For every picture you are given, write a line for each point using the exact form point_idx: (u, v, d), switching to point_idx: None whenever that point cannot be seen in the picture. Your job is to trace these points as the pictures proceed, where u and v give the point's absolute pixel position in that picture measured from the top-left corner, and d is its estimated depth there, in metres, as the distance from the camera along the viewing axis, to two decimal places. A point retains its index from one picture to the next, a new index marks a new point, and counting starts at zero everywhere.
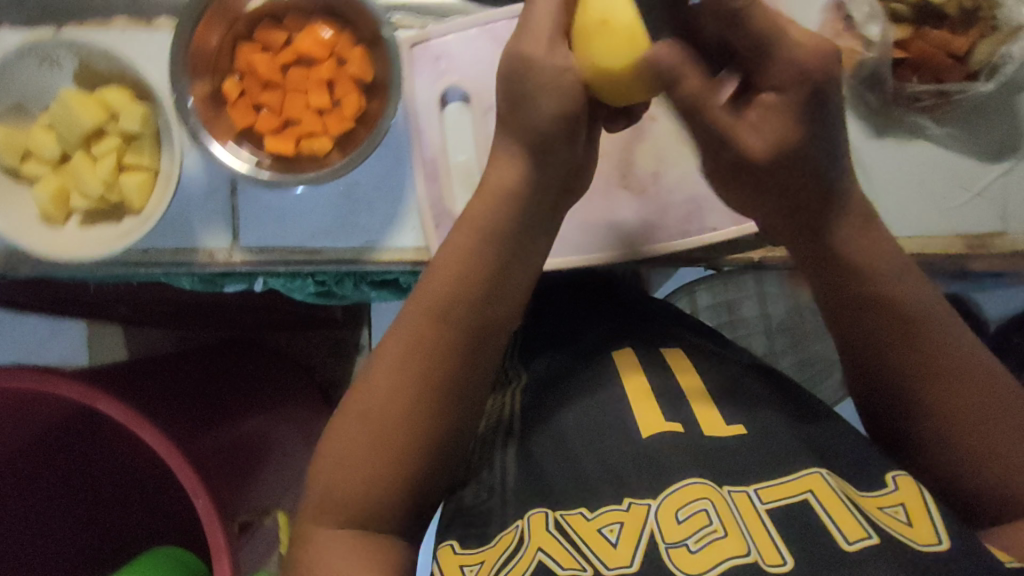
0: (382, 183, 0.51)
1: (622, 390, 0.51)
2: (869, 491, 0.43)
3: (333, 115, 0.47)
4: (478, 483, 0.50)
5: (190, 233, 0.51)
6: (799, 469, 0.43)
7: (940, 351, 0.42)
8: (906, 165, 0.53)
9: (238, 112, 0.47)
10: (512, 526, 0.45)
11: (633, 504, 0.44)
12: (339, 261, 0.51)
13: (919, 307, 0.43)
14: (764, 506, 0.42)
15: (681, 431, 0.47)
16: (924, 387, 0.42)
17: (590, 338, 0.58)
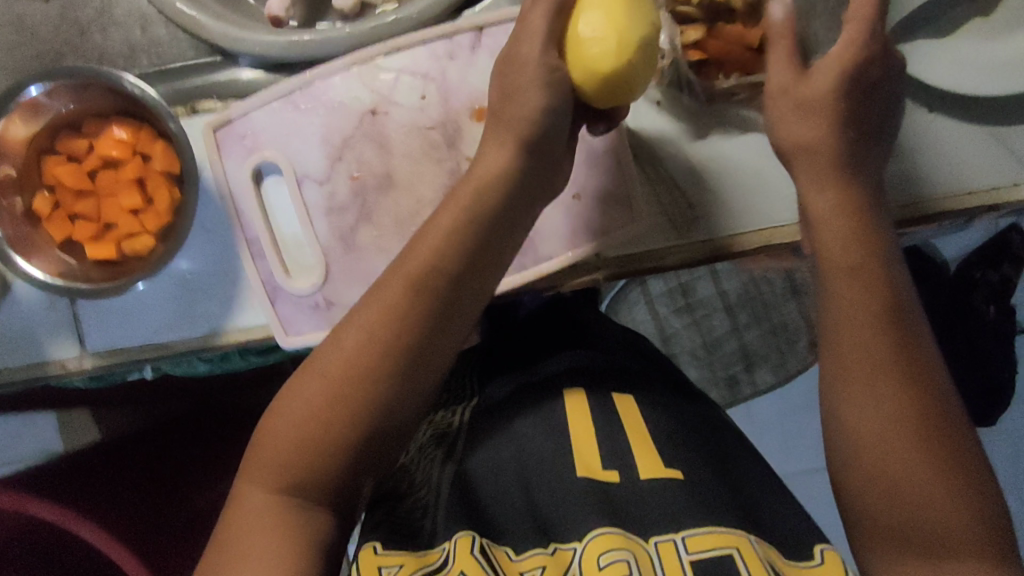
0: (212, 267, 0.48)
1: (568, 437, 0.51)
2: (797, 560, 0.45)
3: (149, 211, 0.46)
4: (415, 500, 0.48)
5: (37, 348, 0.49)
6: (729, 526, 0.44)
7: (896, 353, 0.36)
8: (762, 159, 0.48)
9: (54, 225, 0.46)
10: (439, 547, 0.43)
11: (558, 549, 0.44)
12: (191, 351, 0.49)
13: (877, 289, 0.37)
14: (689, 556, 0.43)
15: (616, 482, 0.49)
16: (865, 375, 0.37)
17: (547, 370, 0.56)
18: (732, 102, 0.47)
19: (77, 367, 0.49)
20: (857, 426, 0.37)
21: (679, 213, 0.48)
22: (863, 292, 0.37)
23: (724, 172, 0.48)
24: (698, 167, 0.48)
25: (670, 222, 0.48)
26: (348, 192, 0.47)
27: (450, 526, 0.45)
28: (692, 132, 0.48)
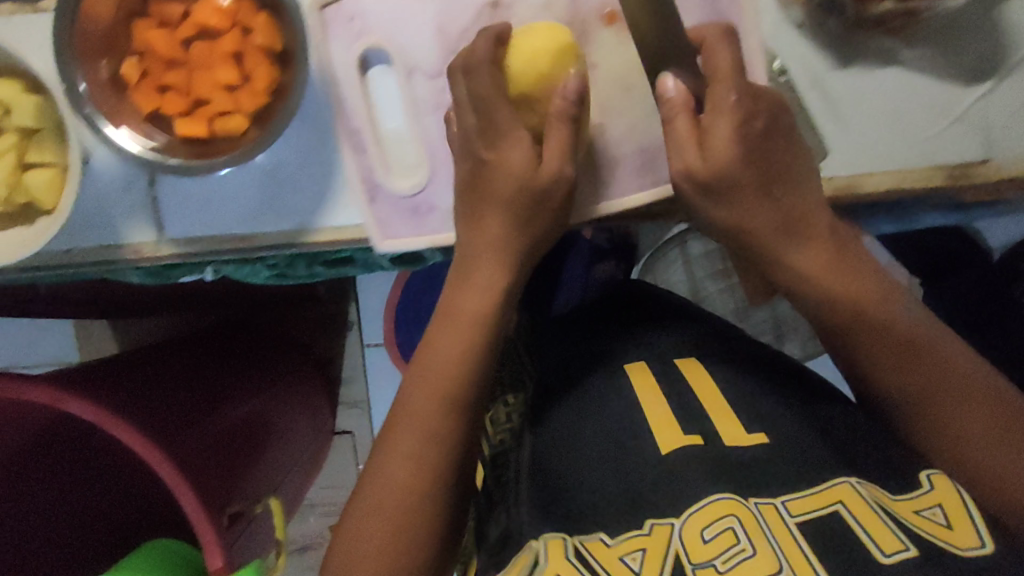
0: (307, 160, 0.45)
1: (641, 405, 0.49)
2: (900, 489, 0.39)
3: (244, 90, 0.42)
4: (498, 520, 0.47)
5: (111, 228, 0.46)
6: (825, 481, 0.40)
7: (948, 367, 0.40)
8: (881, 98, 0.45)
9: (142, 96, 0.42)
10: (527, 548, 0.41)
11: (655, 526, 0.40)
12: (275, 247, 0.46)
13: (948, 356, 0.40)
14: (793, 519, 0.38)
15: (703, 443, 0.44)
16: (954, 400, 0.40)
17: (604, 353, 0.55)
18: (876, 31, 0.44)
19: (153, 254, 0.46)
20: (946, 447, 0.40)
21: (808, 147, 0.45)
22: (931, 362, 0.40)
23: (861, 108, 0.45)
24: (836, 101, 0.45)
25: None
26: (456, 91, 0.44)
27: (537, 529, 0.42)
28: (835, 60, 0.45)
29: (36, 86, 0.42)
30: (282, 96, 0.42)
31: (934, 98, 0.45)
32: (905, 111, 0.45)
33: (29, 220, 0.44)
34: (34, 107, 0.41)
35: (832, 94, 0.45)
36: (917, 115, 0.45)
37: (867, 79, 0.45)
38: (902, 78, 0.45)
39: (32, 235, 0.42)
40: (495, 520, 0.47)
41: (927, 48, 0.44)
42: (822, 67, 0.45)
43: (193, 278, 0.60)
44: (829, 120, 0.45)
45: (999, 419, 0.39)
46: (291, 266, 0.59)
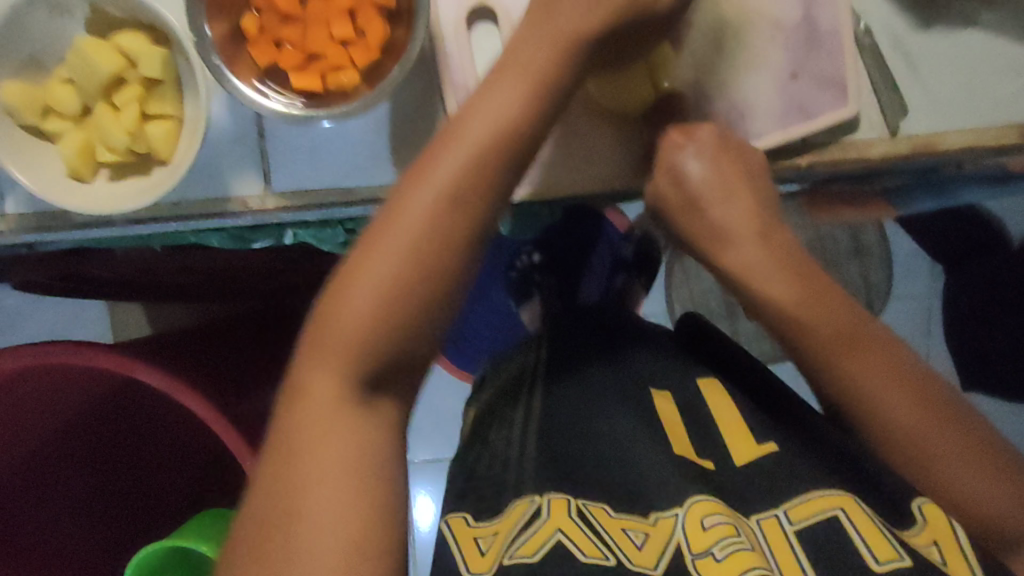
0: (412, 116, 0.47)
1: (655, 413, 0.54)
2: (900, 525, 0.44)
3: (357, 46, 0.44)
4: (494, 457, 0.56)
5: (220, 180, 0.47)
6: (830, 490, 0.46)
7: (881, 367, 0.48)
8: (955, 55, 0.47)
9: (260, 51, 0.44)
10: (528, 499, 0.49)
11: (659, 518, 0.46)
12: (375, 200, 0.48)
13: (879, 357, 0.48)
14: (793, 527, 0.44)
15: (711, 467, 0.50)
16: (885, 393, 0.47)
17: (619, 349, 0.61)
18: None
19: (258, 207, 0.47)
20: (877, 432, 0.47)
21: (890, 104, 0.47)
22: (869, 361, 0.48)
23: (938, 70, 0.47)
24: (916, 62, 0.47)
25: (877, 107, 0.47)
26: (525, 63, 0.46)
27: (539, 484, 0.50)
28: (916, 23, 0.47)
29: (161, 38, 0.43)
30: (393, 53, 0.44)
31: (1010, 58, 0.47)
32: (982, 71, 0.47)
33: (145, 171, 0.45)
34: (158, 58, 0.42)
35: (908, 55, 0.47)
36: (994, 74, 0.47)
37: (946, 40, 0.47)
38: (982, 38, 0.47)
39: (151, 185, 0.43)
40: (491, 452, 0.57)
41: (1001, 14, 0.47)
42: (902, 29, 0.47)
43: (269, 245, 0.62)
44: (905, 76, 0.47)
45: (923, 416, 0.47)
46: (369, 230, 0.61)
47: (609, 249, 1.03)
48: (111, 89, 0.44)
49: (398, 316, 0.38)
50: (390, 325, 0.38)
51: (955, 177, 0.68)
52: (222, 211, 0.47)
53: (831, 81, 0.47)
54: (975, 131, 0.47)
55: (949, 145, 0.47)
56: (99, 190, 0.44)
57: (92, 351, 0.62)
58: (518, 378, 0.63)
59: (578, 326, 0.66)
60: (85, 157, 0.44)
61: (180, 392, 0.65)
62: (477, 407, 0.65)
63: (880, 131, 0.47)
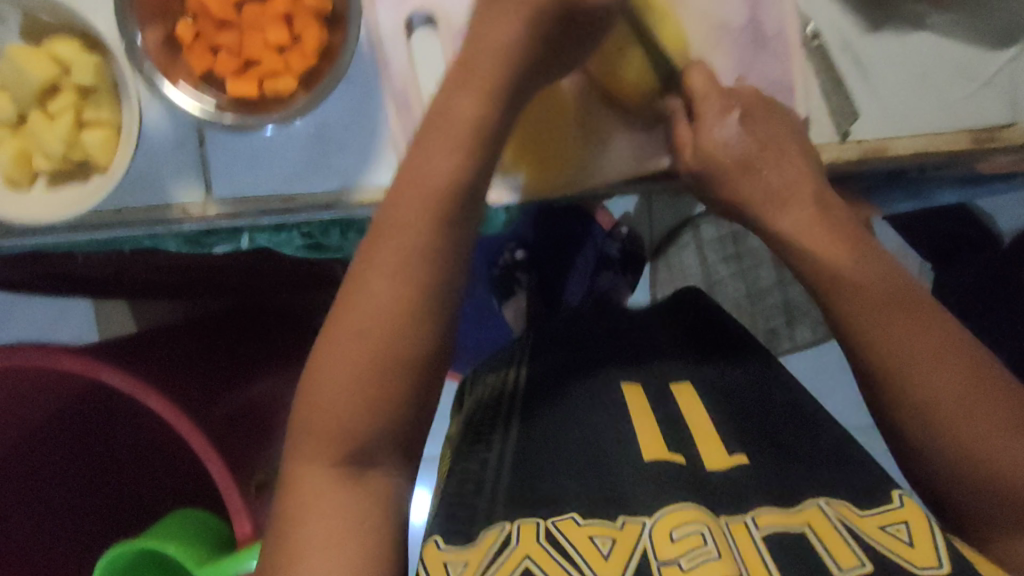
0: (354, 121, 0.47)
1: (627, 410, 0.58)
2: (871, 510, 0.47)
3: (294, 51, 0.44)
4: (469, 478, 0.55)
5: (161, 188, 0.47)
6: (803, 504, 0.48)
7: (933, 341, 0.43)
8: (906, 58, 0.46)
9: (195, 56, 0.44)
10: (500, 527, 0.48)
11: (627, 522, 0.47)
12: (318, 208, 0.47)
13: (931, 329, 0.44)
14: (761, 532, 0.46)
15: (684, 465, 0.52)
16: (926, 363, 0.43)
17: (592, 364, 0.64)
18: None
19: (202, 214, 0.47)
20: (918, 410, 0.43)
21: (838, 110, 0.46)
22: (910, 327, 0.44)
23: (888, 74, 0.46)
24: (867, 65, 0.46)
25: (827, 113, 0.47)
26: None
27: (509, 511, 0.49)
28: (866, 25, 0.46)
29: (96, 46, 0.43)
30: (330, 58, 0.44)
31: (961, 61, 0.46)
32: (933, 74, 0.46)
33: (84, 179, 0.45)
34: (92, 66, 0.42)
35: (857, 58, 0.46)
36: (945, 77, 0.46)
37: (897, 42, 0.46)
38: (933, 41, 0.46)
39: (89, 193, 0.43)
40: (467, 470, 0.56)
41: (954, 15, 0.46)
42: (853, 31, 0.46)
43: (229, 249, 0.62)
44: (855, 80, 0.46)
45: (968, 387, 0.42)
46: (326, 233, 0.60)
47: (592, 247, 1.07)
48: (46, 97, 0.44)
49: (393, 361, 0.41)
50: (379, 388, 0.41)
51: (927, 178, 0.67)
52: (165, 220, 0.47)
53: (779, 85, 0.46)
54: (926, 138, 0.47)
55: (897, 152, 0.47)
56: (36, 198, 0.44)
57: (59, 354, 0.63)
58: (496, 402, 0.64)
59: (556, 349, 0.68)
60: (21, 165, 0.44)
61: (148, 394, 0.65)
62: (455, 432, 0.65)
63: (829, 136, 0.47)
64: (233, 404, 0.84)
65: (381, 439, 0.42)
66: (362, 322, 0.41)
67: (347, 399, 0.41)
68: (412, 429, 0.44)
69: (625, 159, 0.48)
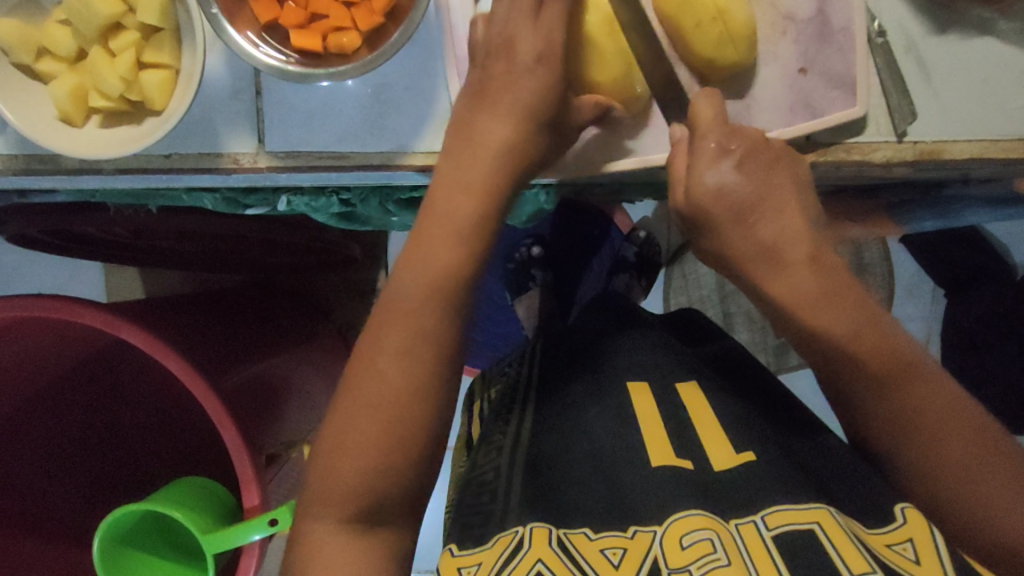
0: (412, 83, 0.46)
1: (633, 411, 0.57)
2: (878, 527, 0.45)
3: (361, 8, 0.43)
4: (482, 486, 0.56)
5: (213, 137, 0.46)
6: (808, 503, 0.46)
7: (920, 392, 0.46)
8: (968, 63, 0.46)
9: (262, 6, 0.43)
10: (512, 530, 0.48)
11: (638, 532, 0.47)
12: (368, 168, 0.47)
13: (930, 394, 0.46)
14: (770, 532, 0.45)
15: (690, 468, 0.52)
16: (921, 424, 0.46)
17: (605, 360, 0.64)
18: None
19: (252, 165, 0.47)
20: (908, 456, 0.46)
21: (898, 109, 0.46)
22: (914, 397, 0.46)
23: (950, 76, 0.46)
24: (928, 66, 0.46)
25: (887, 111, 0.46)
26: None
27: (523, 516, 0.50)
28: (931, 26, 0.46)
29: None
30: (397, 18, 0.43)
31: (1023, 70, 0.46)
32: (994, 80, 0.46)
33: (139, 121, 0.44)
34: (158, 5, 0.42)
35: (919, 59, 0.46)
36: (1005, 84, 0.46)
37: (961, 46, 0.46)
38: (996, 48, 0.46)
39: (143, 134, 0.43)
40: (480, 480, 0.57)
41: (1019, 23, 0.46)
42: (917, 31, 0.46)
43: (263, 212, 0.61)
44: (916, 81, 0.46)
45: (966, 443, 0.45)
46: (364, 202, 0.60)
47: (608, 249, 1.07)
48: (108, 35, 0.43)
49: (422, 335, 0.41)
50: (411, 364, 0.41)
51: (963, 195, 0.68)
52: (214, 166, 0.46)
53: (843, 79, 0.46)
54: (982, 144, 0.47)
55: (951, 156, 0.47)
56: (90, 137, 0.44)
57: (81, 307, 0.61)
58: (509, 404, 0.66)
59: (569, 350, 0.68)
60: (77, 101, 0.43)
61: (166, 355, 0.64)
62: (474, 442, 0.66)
63: (887, 135, 0.47)
64: (244, 375, 0.83)
65: (413, 407, 0.41)
66: (409, 281, 0.41)
67: (380, 363, 0.41)
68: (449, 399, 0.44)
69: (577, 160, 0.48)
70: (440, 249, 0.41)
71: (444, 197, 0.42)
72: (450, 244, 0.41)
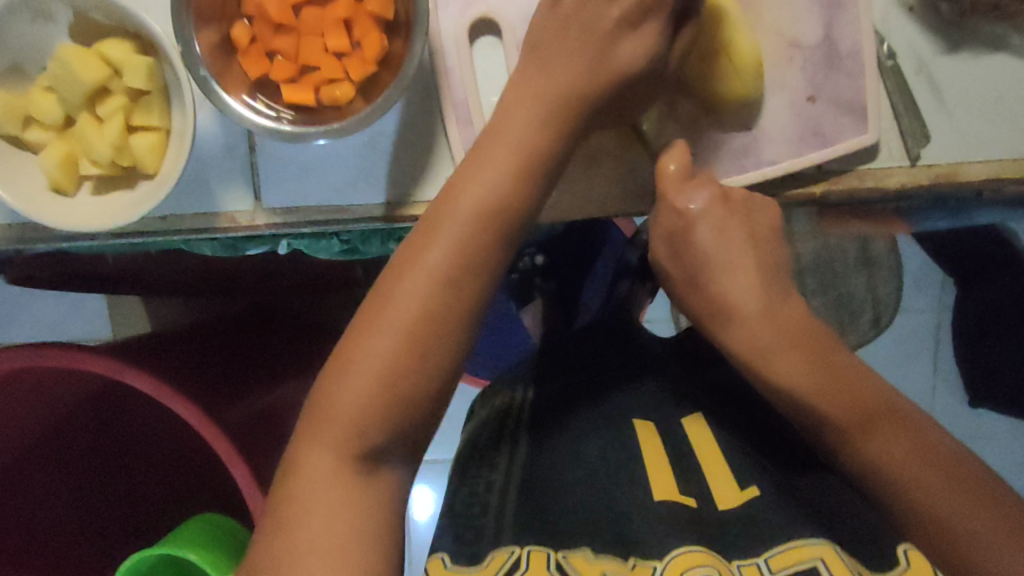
0: (409, 131, 0.45)
1: (632, 440, 0.56)
2: (880, 570, 0.47)
3: (354, 58, 0.42)
4: (474, 496, 0.57)
5: (209, 195, 0.45)
6: (810, 538, 0.47)
7: (901, 440, 0.45)
8: (981, 81, 0.45)
9: (251, 62, 0.42)
10: (507, 549, 0.49)
11: (638, 563, 0.47)
12: (370, 220, 0.46)
13: (913, 436, 0.45)
14: (774, 573, 0.46)
15: (695, 507, 0.51)
16: (904, 475, 0.44)
17: (605, 373, 0.61)
18: (988, 16, 0.44)
19: (250, 222, 0.46)
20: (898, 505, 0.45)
21: (910, 133, 0.45)
22: (900, 436, 0.45)
23: (963, 96, 0.45)
24: (941, 86, 0.45)
25: (899, 135, 0.45)
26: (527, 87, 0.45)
27: (518, 537, 0.50)
28: (942, 45, 0.45)
29: (148, 48, 0.41)
30: (391, 67, 0.42)
31: None
32: (1009, 98, 0.45)
33: (131, 185, 0.43)
34: (145, 68, 0.40)
35: (931, 80, 0.45)
36: (1021, 101, 0.45)
37: (973, 64, 0.45)
38: (1010, 64, 0.45)
39: (137, 201, 0.42)
40: (473, 489, 0.58)
41: None
42: (928, 51, 0.45)
43: (263, 250, 0.60)
44: (928, 103, 0.45)
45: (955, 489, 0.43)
46: (365, 242, 0.59)
47: (611, 254, 1.04)
48: (95, 100, 0.42)
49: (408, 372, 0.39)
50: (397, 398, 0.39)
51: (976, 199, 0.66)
52: (212, 226, 0.45)
53: (853, 106, 0.44)
54: (998, 164, 0.45)
55: (967, 178, 0.45)
56: (83, 205, 0.42)
57: (83, 356, 0.60)
58: (502, 420, 0.63)
59: (569, 355, 0.65)
60: (68, 170, 0.42)
61: (172, 399, 0.63)
62: (466, 433, 0.65)
63: (900, 159, 0.45)
64: (249, 411, 0.82)
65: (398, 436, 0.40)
66: (397, 321, 0.39)
67: (364, 399, 0.39)
68: None
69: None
70: (423, 277, 0.39)
71: (428, 235, 0.40)
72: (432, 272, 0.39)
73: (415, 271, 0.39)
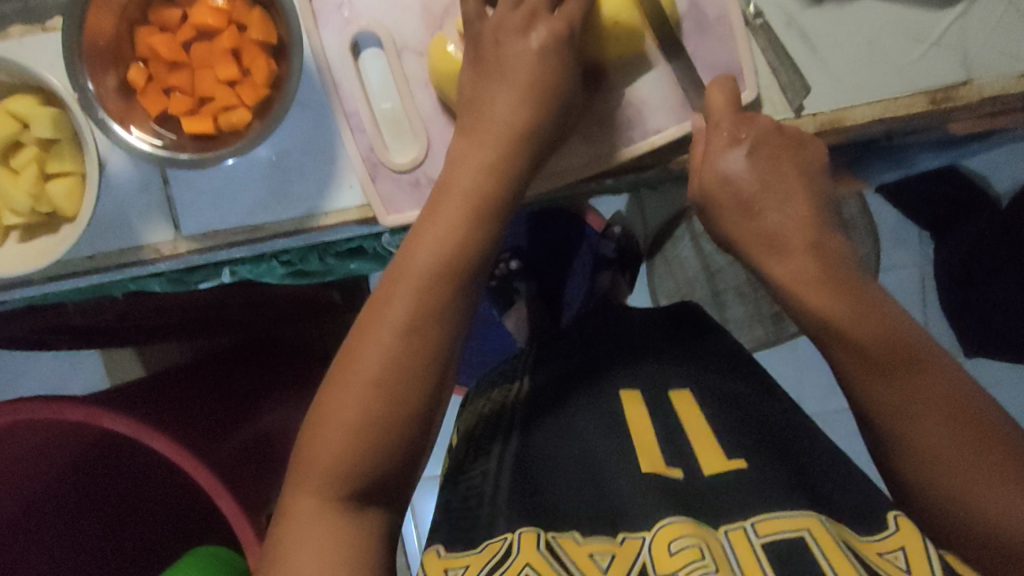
0: (311, 146, 0.47)
1: (622, 414, 0.58)
2: (869, 538, 0.43)
3: (244, 83, 0.44)
4: (470, 490, 0.55)
5: (131, 230, 0.48)
6: (796, 512, 0.44)
7: (921, 379, 0.42)
8: (852, 27, 0.46)
9: (149, 99, 0.45)
10: (501, 536, 0.47)
11: (627, 540, 0.46)
12: (285, 234, 0.48)
13: (929, 373, 0.42)
14: (759, 540, 0.43)
15: (682, 478, 0.51)
16: (920, 411, 0.42)
17: (593, 362, 0.64)
18: None
19: (173, 251, 0.48)
20: (909, 449, 0.42)
21: (789, 86, 0.46)
22: (905, 373, 0.42)
23: (836, 44, 0.46)
24: (812, 38, 0.46)
25: (779, 90, 0.47)
26: (428, 100, 0.47)
27: (511, 522, 0.48)
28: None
29: (54, 99, 0.44)
30: (280, 86, 0.44)
31: (908, 24, 0.46)
32: (881, 39, 0.46)
33: (54, 230, 0.46)
34: (50, 118, 0.43)
35: (802, 32, 0.46)
36: (893, 42, 0.46)
37: (841, 13, 0.46)
38: (877, 7, 0.46)
39: (58, 242, 0.44)
40: (468, 481, 0.57)
41: None
42: (795, 5, 0.46)
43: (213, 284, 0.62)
44: (803, 54, 0.46)
45: (968, 438, 0.41)
46: (305, 259, 0.61)
47: (586, 248, 1.07)
48: (12, 154, 0.45)
49: (410, 360, 0.43)
50: (402, 380, 0.42)
51: (906, 144, 0.66)
52: (137, 260, 0.48)
53: (727, 67, 0.46)
54: (882, 104, 0.46)
55: (851, 121, 0.46)
56: (11, 253, 0.45)
57: (60, 403, 0.61)
58: (498, 415, 0.63)
59: (560, 354, 0.68)
60: None
61: (151, 436, 0.63)
62: (461, 427, 0.68)
63: (784, 113, 0.47)
64: (238, 442, 0.83)
65: (399, 423, 0.43)
66: (400, 311, 0.43)
67: (367, 383, 0.42)
68: (420, 442, 0.45)
69: (410, 201, 0.47)
70: (413, 273, 0.43)
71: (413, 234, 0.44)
72: (423, 264, 0.43)
73: (416, 258, 0.43)
